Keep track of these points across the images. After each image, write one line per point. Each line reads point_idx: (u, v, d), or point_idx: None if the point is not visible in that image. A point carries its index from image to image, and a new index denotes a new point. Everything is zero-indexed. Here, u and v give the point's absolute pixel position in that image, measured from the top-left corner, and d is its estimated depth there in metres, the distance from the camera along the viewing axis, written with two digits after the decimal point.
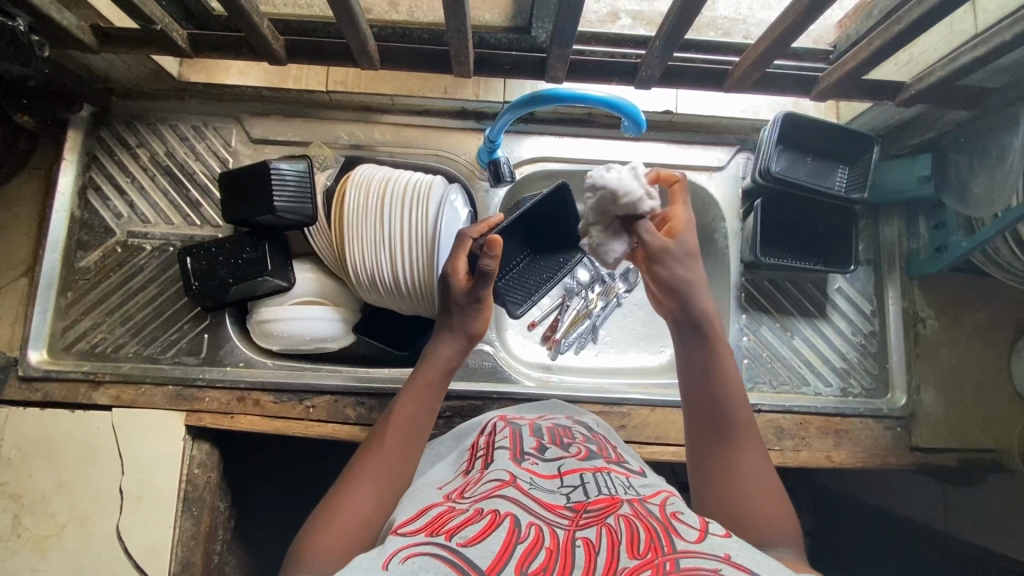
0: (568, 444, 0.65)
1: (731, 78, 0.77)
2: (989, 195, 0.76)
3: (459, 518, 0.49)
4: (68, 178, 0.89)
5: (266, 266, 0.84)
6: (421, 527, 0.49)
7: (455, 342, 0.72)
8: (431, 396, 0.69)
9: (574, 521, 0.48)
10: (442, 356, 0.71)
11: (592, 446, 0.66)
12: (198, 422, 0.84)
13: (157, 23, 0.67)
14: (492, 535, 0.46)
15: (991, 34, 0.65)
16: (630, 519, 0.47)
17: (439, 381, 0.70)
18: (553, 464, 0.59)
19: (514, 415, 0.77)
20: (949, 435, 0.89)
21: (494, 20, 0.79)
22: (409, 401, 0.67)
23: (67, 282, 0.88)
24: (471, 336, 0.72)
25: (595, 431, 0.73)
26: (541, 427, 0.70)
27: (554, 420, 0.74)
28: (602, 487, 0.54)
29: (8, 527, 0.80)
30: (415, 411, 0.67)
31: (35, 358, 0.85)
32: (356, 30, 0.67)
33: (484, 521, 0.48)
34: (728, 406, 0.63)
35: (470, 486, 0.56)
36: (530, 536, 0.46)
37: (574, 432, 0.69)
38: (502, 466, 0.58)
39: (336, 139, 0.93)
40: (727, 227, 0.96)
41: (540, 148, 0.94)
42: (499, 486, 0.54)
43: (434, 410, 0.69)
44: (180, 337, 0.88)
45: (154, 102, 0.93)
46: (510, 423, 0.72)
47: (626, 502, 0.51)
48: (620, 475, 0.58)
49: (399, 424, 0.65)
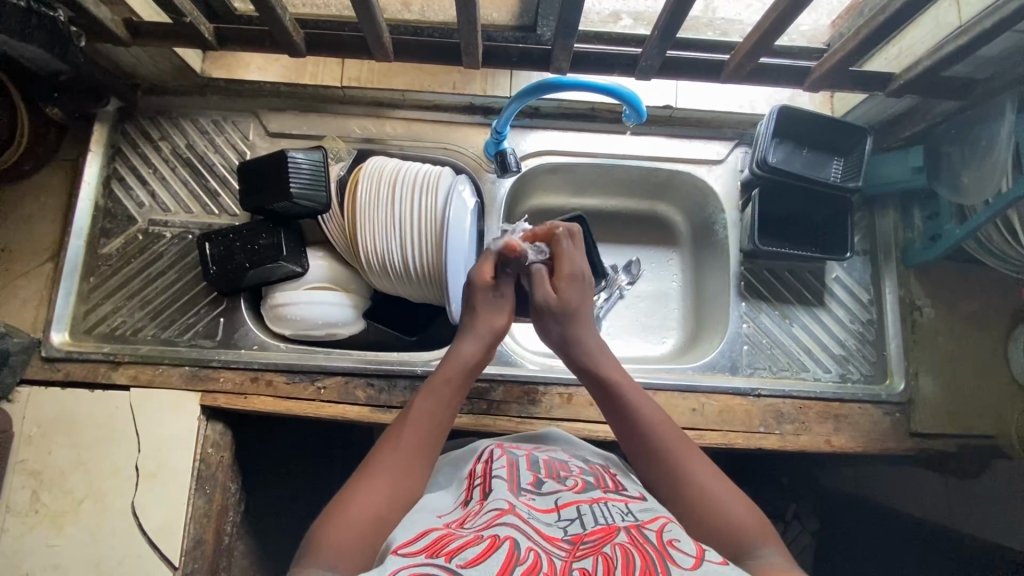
0: (565, 477, 0.65)
1: (727, 69, 0.81)
2: (978, 183, 0.79)
3: (459, 541, 0.50)
4: (94, 169, 0.93)
5: (281, 252, 0.88)
6: (421, 549, 0.49)
7: (478, 341, 0.74)
8: (451, 395, 0.69)
9: (571, 552, 0.49)
10: (464, 355, 0.72)
11: (589, 477, 0.65)
12: (213, 402, 0.86)
13: (187, 16, 0.71)
14: (491, 558, 0.46)
15: (974, 23, 0.69)
16: (626, 548, 0.48)
17: (459, 380, 0.71)
18: (549, 498, 0.59)
19: (511, 444, 0.76)
20: (948, 421, 0.91)
21: (501, 18, 0.83)
22: (430, 400, 0.68)
23: (90, 267, 0.92)
24: (492, 332, 0.75)
25: (593, 463, 0.72)
26: (537, 460, 0.69)
27: (551, 452, 0.73)
28: (599, 517, 0.55)
29: (26, 502, 0.82)
30: (434, 411, 0.67)
31: (58, 340, 0.89)
32: (374, 23, 0.71)
33: (484, 544, 0.48)
34: (657, 436, 0.64)
35: (469, 517, 0.55)
36: (529, 560, 0.46)
37: (571, 465, 0.69)
38: (500, 496, 0.57)
39: (349, 133, 0.97)
40: (727, 218, 0.99)
41: (544, 142, 0.98)
42: (499, 514, 0.54)
43: (453, 410, 0.69)
44: (197, 320, 0.91)
45: (176, 98, 0.97)
46: (507, 452, 0.71)
47: (622, 531, 0.52)
48: (618, 503, 0.58)
49: (419, 421, 0.65)
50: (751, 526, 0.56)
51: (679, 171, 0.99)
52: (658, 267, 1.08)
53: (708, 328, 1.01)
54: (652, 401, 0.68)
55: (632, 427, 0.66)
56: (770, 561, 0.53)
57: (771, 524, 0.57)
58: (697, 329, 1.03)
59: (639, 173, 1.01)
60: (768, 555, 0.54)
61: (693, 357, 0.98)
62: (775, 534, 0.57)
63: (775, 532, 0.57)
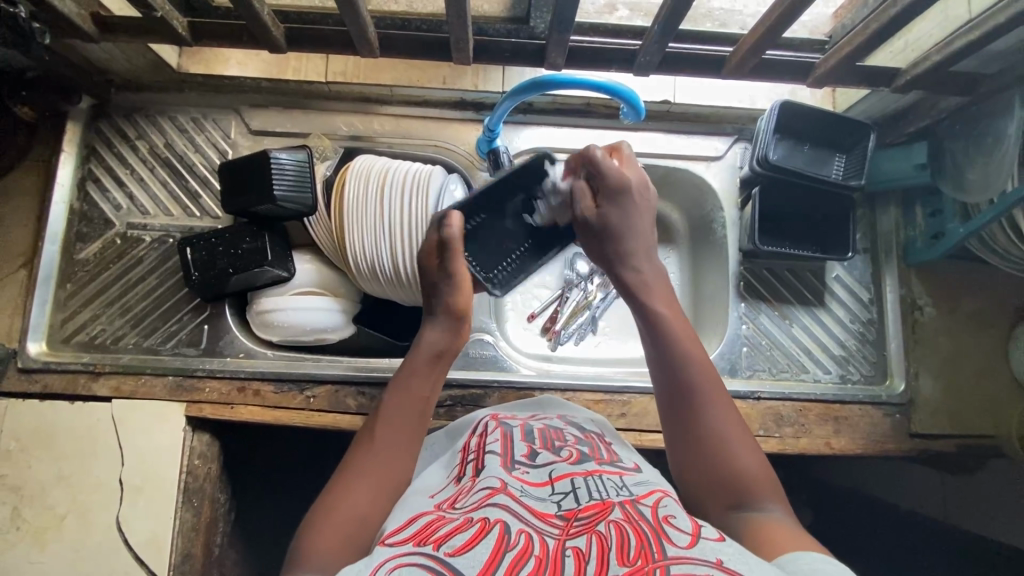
0: (560, 447, 0.62)
1: (728, 66, 0.78)
2: (984, 182, 0.77)
3: (447, 527, 0.47)
4: (68, 170, 0.89)
5: (266, 257, 0.84)
6: (409, 536, 0.47)
7: (442, 324, 0.68)
8: (424, 385, 0.64)
9: (565, 530, 0.46)
10: (430, 341, 0.66)
11: (584, 448, 0.63)
12: (198, 413, 0.84)
13: (156, 10, 0.68)
14: (480, 544, 0.44)
15: (986, 18, 0.66)
16: (621, 526, 0.45)
17: (429, 368, 0.65)
18: (543, 470, 0.56)
19: (507, 415, 0.74)
20: (950, 421, 0.90)
21: (492, 9, 0.78)
22: (400, 395, 0.63)
23: (67, 273, 0.88)
24: (454, 311, 0.68)
25: (588, 431, 0.70)
26: (532, 429, 0.67)
27: (547, 421, 0.71)
28: (593, 491, 0.52)
29: (7, 519, 0.79)
30: (406, 404, 0.62)
31: (34, 350, 0.85)
32: (357, 17, 0.67)
33: (473, 529, 0.46)
34: (692, 378, 0.60)
35: (460, 495, 0.53)
36: (519, 544, 0.44)
37: (566, 434, 0.66)
38: (492, 474, 0.55)
39: (335, 130, 0.93)
40: (726, 216, 0.96)
41: (538, 139, 0.95)
42: (489, 495, 0.51)
43: (428, 399, 0.64)
44: (180, 328, 0.88)
45: (153, 95, 0.93)
46: (502, 422, 0.69)
47: (617, 506, 0.49)
48: (613, 476, 0.56)
49: (390, 417, 0.61)
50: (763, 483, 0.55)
51: (677, 168, 0.96)
52: None
53: (707, 329, 0.99)
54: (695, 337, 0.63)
55: (670, 358, 0.61)
56: (772, 517, 0.52)
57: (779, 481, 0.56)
58: (696, 329, 1.01)
59: None
60: (773, 512, 0.53)
61: None
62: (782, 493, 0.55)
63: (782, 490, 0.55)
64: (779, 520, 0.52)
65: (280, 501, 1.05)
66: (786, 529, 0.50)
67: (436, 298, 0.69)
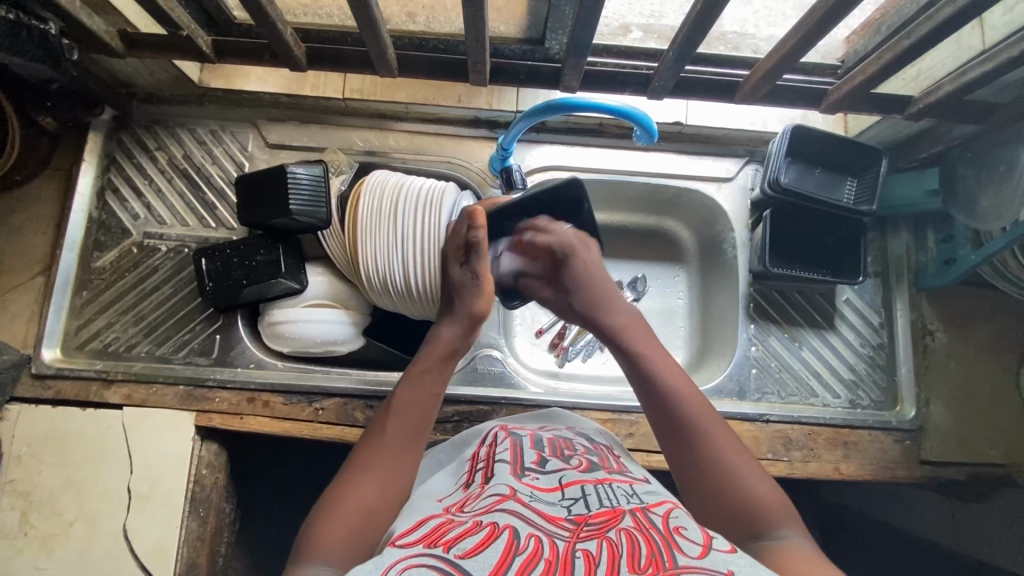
0: (569, 456, 0.62)
1: (742, 90, 0.79)
2: (997, 209, 0.77)
3: (457, 530, 0.47)
4: (87, 180, 0.91)
5: (280, 269, 0.85)
6: (418, 538, 0.47)
7: (456, 325, 0.71)
8: (436, 381, 0.67)
9: (575, 533, 0.46)
10: (444, 339, 0.70)
11: (593, 457, 0.63)
12: (208, 422, 0.84)
13: (184, 29, 0.70)
14: (490, 548, 0.44)
15: (1001, 50, 0.67)
16: (632, 533, 0.46)
17: (440, 364, 0.68)
18: (553, 476, 0.56)
19: (515, 425, 0.74)
20: (962, 450, 0.89)
21: (509, 31, 0.79)
22: (413, 390, 0.65)
23: (82, 281, 0.90)
24: (475, 317, 0.72)
25: (596, 442, 0.69)
26: (542, 439, 0.67)
27: (556, 432, 0.70)
28: (604, 499, 0.52)
29: (15, 525, 0.79)
30: (417, 399, 0.64)
31: (49, 356, 0.86)
32: (378, 36, 0.68)
33: (483, 532, 0.46)
34: (683, 409, 0.62)
35: (469, 500, 0.54)
36: (529, 547, 0.44)
37: (576, 444, 0.66)
38: (502, 481, 0.55)
39: (351, 146, 0.94)
40: (737, 237, 0.96)
41: (550, 157, 0.96)
42: (499, 500, 0.51)
43: (438, 394, 0.67)
44: (192, 337, 0.89)
45: (173, 108, 0.95)
46: (511, 433, 0.69)
47: (628, 515, 0.49)
48: (624, 484, 0.56)
49: (400, 411, 0.63)
50: (779, 512, 0.54)
51: (688, 188, 0.97)
52: (663, 284, 1.06)
53: (715, 349, 0.98)
54: (680, 368, 0.67)
55: (661, 394, 0.64)
56: (788, 543, 0.51)
57: (792, 505, 0.55)
58: (703, 347, 1.02)
59: (646, 190, 0.99)
60: (788, 536, 0.52)
61: (700, 380, 0.96)
62: (796, 516, 0.55)
63: (796, 512, 0.55)
64: (796, 545, 0.51)
65: (284, 513, 1.05)
66: (802, 554, 0.49)
67: (459, 300, 0.72)
